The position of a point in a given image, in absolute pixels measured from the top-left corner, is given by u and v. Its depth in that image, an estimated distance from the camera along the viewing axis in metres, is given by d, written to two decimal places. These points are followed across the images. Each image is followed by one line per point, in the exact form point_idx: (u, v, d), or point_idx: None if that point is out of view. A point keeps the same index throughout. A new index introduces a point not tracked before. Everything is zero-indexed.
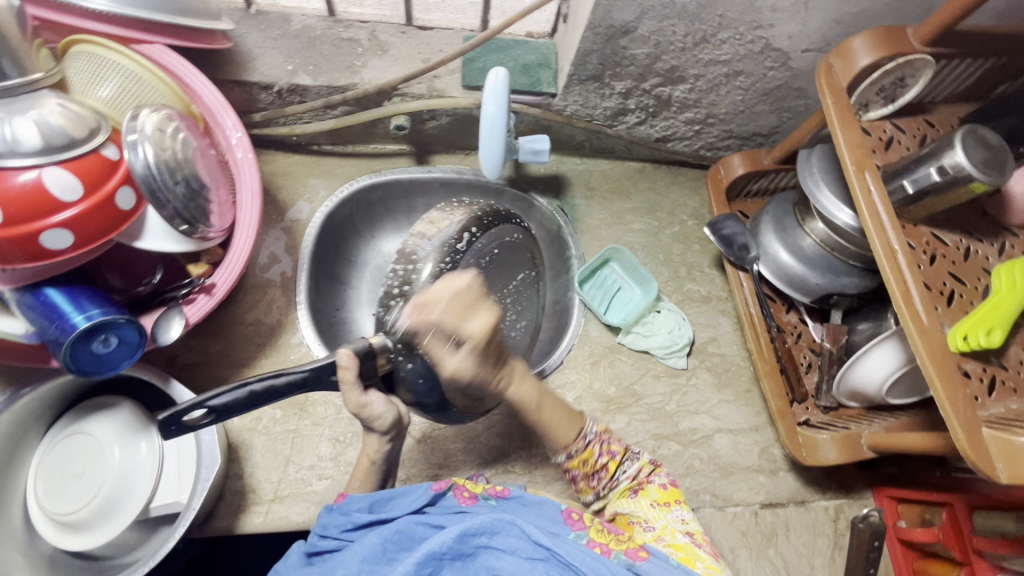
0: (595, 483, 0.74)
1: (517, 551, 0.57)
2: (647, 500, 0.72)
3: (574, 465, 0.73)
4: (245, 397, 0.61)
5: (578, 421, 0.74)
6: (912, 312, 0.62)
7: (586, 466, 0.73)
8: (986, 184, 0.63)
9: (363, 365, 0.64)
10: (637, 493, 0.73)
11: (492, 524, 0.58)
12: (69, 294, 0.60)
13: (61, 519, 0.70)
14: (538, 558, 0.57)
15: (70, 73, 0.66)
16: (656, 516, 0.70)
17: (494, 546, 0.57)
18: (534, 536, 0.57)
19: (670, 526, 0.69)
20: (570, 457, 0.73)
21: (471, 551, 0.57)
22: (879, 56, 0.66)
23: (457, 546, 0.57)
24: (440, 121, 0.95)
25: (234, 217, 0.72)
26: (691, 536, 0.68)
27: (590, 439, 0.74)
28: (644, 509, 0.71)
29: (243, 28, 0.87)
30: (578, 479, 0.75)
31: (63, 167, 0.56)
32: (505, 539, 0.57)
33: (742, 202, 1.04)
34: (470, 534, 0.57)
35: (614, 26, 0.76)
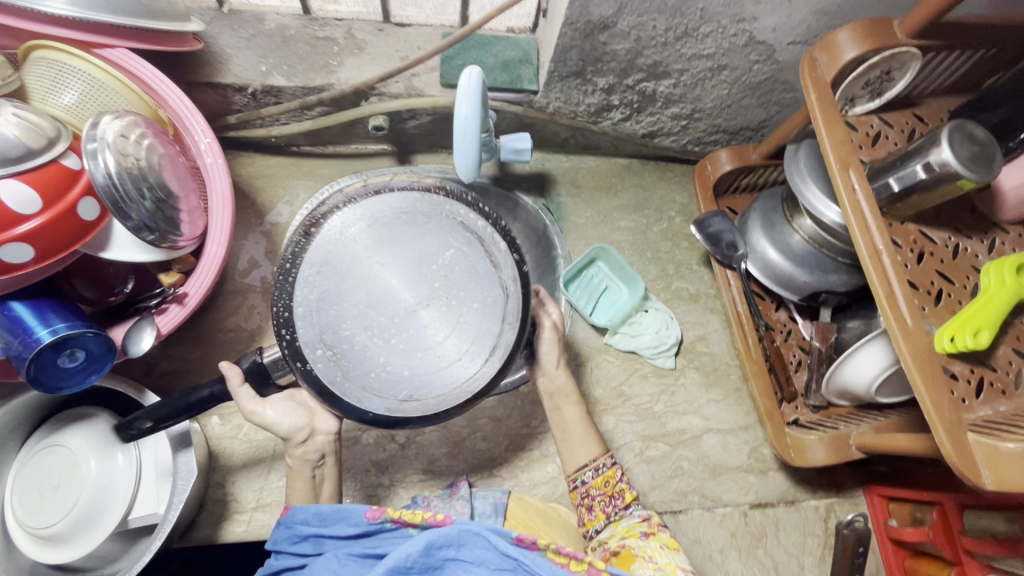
0: (609, 509, 0.74)
1: (485, 561, 0.56)
2: (657, 542, 0.68)
3: (597, 483, 0.74)
4: (169, 406, 0.66)
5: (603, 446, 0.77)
6: (896, 314, 0.60)
7: (605, 486, 0.74)
8: (975, 181, 0.61)
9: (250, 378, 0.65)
10: (647, 537, 0.69)
11: (458, 535, 0.56)
12: (35, 308, 0.59)
13: (37, 533, 0.69)
14: (506, 568, 0.55)
15: (30, 80, 0.64)
16: (661, 554, 0.67)
17: (462, 558, 0.56)
18: (501, 546, 0.55)
19: (673, 564, 0.66)
20: (596, 474, 0.74)
21: (438, 564, 0.56)
22: (864, 49, 0.63)
23: (423, 559, 0.55)
24: (420, 120, 0.93)
25: (206, 223, 0.71)
26: (691, 574, 0.65)
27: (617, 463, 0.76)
28: (649, 547, 0.68)
29: (215, 28, 0.85)
30: (592, 502, 0.74)
31: (19, 179, 0.54)
32: (472, 551, 0.56)
33: (730, 198, 1.02)
34: (436, 546, 0.56)
35: (593, 22, 0.74)
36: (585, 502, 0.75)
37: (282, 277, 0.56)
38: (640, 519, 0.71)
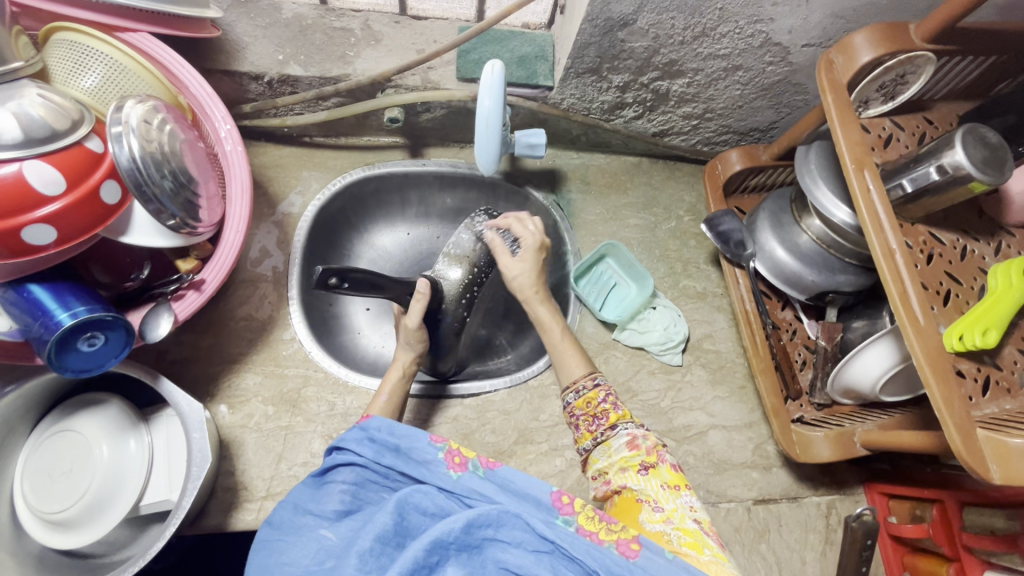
0: (593, 429, 0.74)
1: (522, 543, 0.55)
2: (658, 481, 0.67)
3: (579, 404, 0.76)
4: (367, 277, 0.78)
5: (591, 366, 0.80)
6: (909, 313, 0.62)
7: (589, 407, 0.75)
8: (986, 184, 0.63)
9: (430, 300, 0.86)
10: (647, 472, 0.68)
11: (497, 515, 0.56)
12: (54, 291, 0.59)
13: (48, 518, 0.69)
14: (544, 551, 0.55)
15: (51, 62, 0.63)
16: (666, 498, 0.65)
17: (501, 538, 0.55)
18: (538, 527, 0.56)
19: (680, 510, 0.64)
20: (579, 396, 0.76)
21: (477, 543, 0.55)
22: (881, 52, 0.64)
23: (463, 536, 0.55)
24: (435, 113, 0.93)
25: (223, 211, 0.71)
26: (699, 522, 0.63)
27: (601, 385, 0.77)
28: (655, 489, 0.66)
29: (233, 16, 0.85)
30: (579, 421, 0.76)
31: (44, 160, 0.54)
32: (511, 532, 0.56)
33: (739, 197, 1.04)
34: (477, 525, 0.55)
35: (613, 19, 0.74)
36: (574, 422, 0.77)
37: (452, 304, 0.92)
38: (636, 450, 0.70)
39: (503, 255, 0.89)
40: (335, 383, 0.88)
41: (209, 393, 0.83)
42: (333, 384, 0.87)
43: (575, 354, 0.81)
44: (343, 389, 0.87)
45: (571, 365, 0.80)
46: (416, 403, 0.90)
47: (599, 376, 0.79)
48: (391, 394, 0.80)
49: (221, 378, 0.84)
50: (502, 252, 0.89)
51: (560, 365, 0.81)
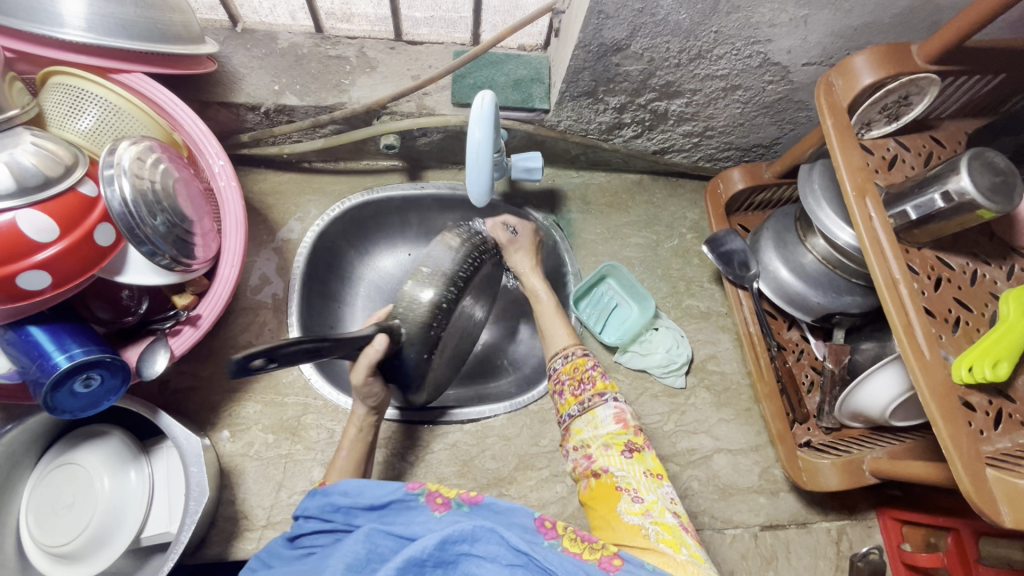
0: (578, 394, 0.76)
1: (498, 557, 0.52)
2: (641, 467, 0.68)
3: (566, 369, 0.78)
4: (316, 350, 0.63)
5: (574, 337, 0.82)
6: (915, 346, 0.59)
7: (574, 372, 0.77)
8: (994, 211, 0.61)
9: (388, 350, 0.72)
10: (630, 454, 0.69)
11: (472, 530, 0.53)
12: (51, 332, 0.60)
13: (50, 551, 0.70)
14: (518, 564, 0.51)
15: (47, 107, 0.65)
16: (647, 489, 0.65)
17: (476, 553, 0.52)
18: (513, 540, 0.52)
19: (659, 502, 0.64)
20: (565, 361, 0.79)
21: (452, 559, 0.52)
22: (881, 75, 0.63)
23: (437, 553, 0.52)
24: (431, 138, 0.93)
25: (218, 245, 0.72)
26: (678, 517, 0.63)
27: (589, 354, 0.79)
28: (637, 477, 0.66)
29: (230, 47, 0.86)
30: (563, 386, 0.78)
31: (37, 208, 0.55)
32: (486, 547, 0.52)
33: (742, 215, 1.02)
34: (452, 541, 0.52)
35: (606, 44, 0.74)
36: (557, 389, 0.79)
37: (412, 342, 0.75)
38: (623, 428, 0.71)
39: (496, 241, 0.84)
40: (334, 410, 0.87)
41: (209, 422, 0.84)
42: (332, 412, 0.87)
43: (560, 324, 0.85)
44: (342, 417, 0.87)
45: (557, 334, 0.84)
46: (416, 429, 0.90)
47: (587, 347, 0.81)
48: (350, 450, 0.76)
49: (222, 407, 0.85)
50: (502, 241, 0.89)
51: (546, 337, 0.85)
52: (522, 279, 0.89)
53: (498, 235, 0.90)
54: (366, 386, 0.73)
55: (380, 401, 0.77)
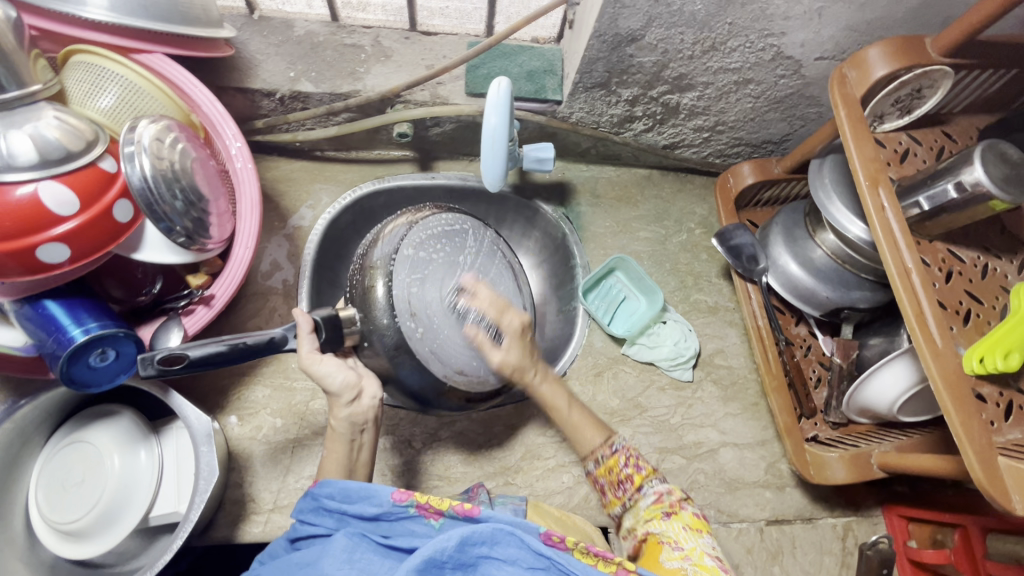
0: (620, 495, 0.72)
1: (518, 560, 0.53)
2: (680, 523, 0.66)
3: (602, 472, 0.73)
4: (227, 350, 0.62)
5: (607, 431, 0.75)
6: (927, 334, 0.60)
7: (611, 473, 0.73)
8: (1007, 202, 0.61)
9: (322, 324, 0.67)
10: (670, 517, 0.68)
11: (492, 533, 0.53)
12: (68, 307, 0.61)
13: (60, 528, 0.70)
14: (539, 568, 0.52)
15: (69, 83, 0.65)
16: (686, 538, 0.65)
17: (495, 556, 0.53)
18: (533, 545, 0.53)
19: (699, 548, 0.64)
20: (599, 463, 0.74)
21: (471, 561, 0.52)
22: (895, 67, 0.63)
23: (457, 555, 0.52)
24: (444, 128, 0.93)
25: (234, 227, 0.72)
26: (718, 561, 0.63)
27: (619, 449, 0.74)
28: (676, 531, 0.66)
29: (246, 34, 0.87)
30: (603, 488, 0.74)
31: (59, 181, 0.56)
32: (506, 549, 0.53)
33: (750, 211, 1.02)
34: (472, 542, 0.52)
35: (621, 34, 0.74)
36: (599, 488, 0.75)
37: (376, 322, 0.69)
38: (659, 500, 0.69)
39: (487, 352, 0.73)
40: None
41: (219, 405, 0.84)
42: None
43: (588, 422, 0.76)
44: None
45: (586, 435, 0.75)
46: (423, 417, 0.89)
47: (618, 440, 0.75)
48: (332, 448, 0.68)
49: (232, 390, 0.85)
50: (487, 347, 0.73)
51: (574, 439, 0.76)
52: (527, 373, 0.76)
53: (483, 344, 0.73)
54: (315, 364, 0.66)
55: (343, 384, 0.66)
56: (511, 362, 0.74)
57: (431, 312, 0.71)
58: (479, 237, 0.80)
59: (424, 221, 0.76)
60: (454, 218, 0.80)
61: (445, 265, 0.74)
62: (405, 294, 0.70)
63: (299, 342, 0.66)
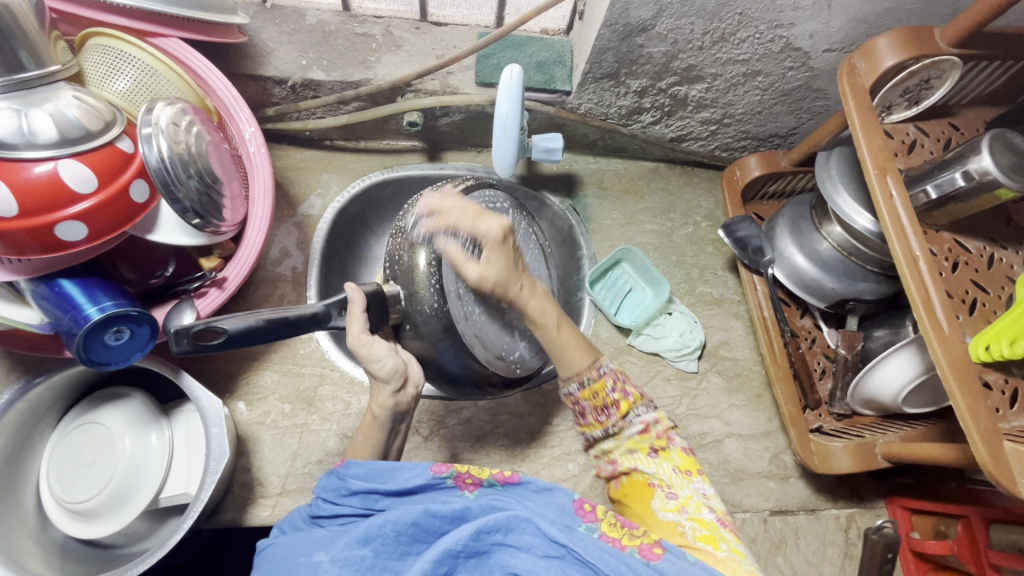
0: (603, 420, 0.69)
1: (533, 548, 0.52)
2: (670, 465, 0.66)
3: (585, 396, 0.69)
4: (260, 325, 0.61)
5: (593, 351, 0.71)
6: (933, 321, 0.60)
7: (595, 398, 0.69)
8: (1014, 190, 0.62)
9: (372, 304, 0.67)
10: (658, 455, 0.67)
11: (507, 521, 0.53)
12: (83, 286, 0.61)
13: (71, 508, 0.71)
14: (554, 556, 0.52)
15: (86, 66, 0.66)
16: (679, 484, 0.64)
17: (510, 543, 0.52)
18: (551, 532, 0.52)
19: (694, 498, 0.62)
20: (582, 387, 0.69)
21: (485, 548, 0.52)
22: (904, 57, 0.63)
23: (471, 543, 0.52)
24: (453, 118, 0.94)
25: (246, 211, 0.73)
26: (716, 512, 0.61)
27: (606, 372, 0.70)
28: (667, 473, 0.65)
29: (259, 22, 0.87)
30: (585, 412, 0.70)
31: (78, 159, 0.56)
32: (521, 537, 0.52)
33: (756, 204, 1.02)
34: (486, 531, 0.52)
35: (631, 24, 0.75)
36: (578, 411, 0.72)
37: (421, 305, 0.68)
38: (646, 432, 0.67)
39: (466, 267, 0.66)
40: (350, 383, 0.88)
41: (228, 389, 0.85)
42: (347, 385, 0.88)
43: (576, 341, 0.70)
44: (358, 390, 0.88)
45: (573, 355, 0.70)
46: (431, 404, 0.90)
47: (603, 361, 0.71)
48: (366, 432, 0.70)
49: (241, 375, 0.86)
50: (463, 261, 0.67)
51: (558, 359, 0.70)
52: (512, 287, 0.68)
53: (457, 259, 0.67)
54: (365, 346, 0.65)
55: (391, 370, 0.67)
56: (492, 275, 0.67)
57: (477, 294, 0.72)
58: (518, 219, 0.84)
59: (470, 196, 0.76)
60: (494, 196, 0.80)
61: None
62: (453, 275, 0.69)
63: (351, 322, 0.66)
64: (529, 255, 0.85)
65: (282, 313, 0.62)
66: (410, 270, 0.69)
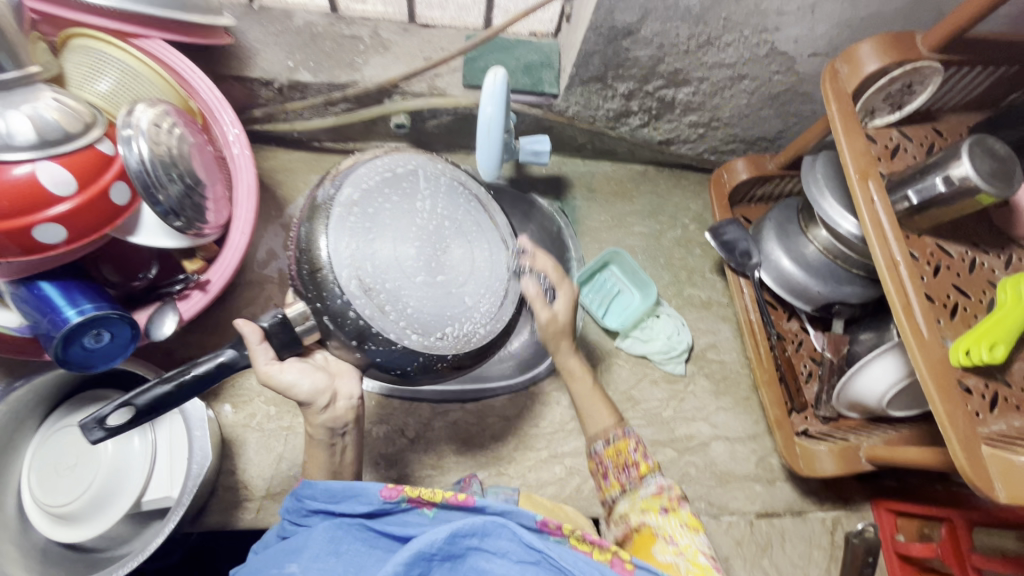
0: (621, 479, 0.72)
1: (508, 553, 0.53)
2: (676, 520, 0.65)
3: (608, 454, 0.75)
4: (170, 391, 0.58)
5: (616, 417, 0.78)
6: (913, 325, 0.61)
7: (617, 456, 0.74)
8: (994, 196, 0.62)
9: (273, 334, 0.61)
10: (666, 512, 0.66)
11: (483, 525, 0.53)
12: (63, 288, 0.61)
13: (55, 512, 0.71)
14: (529, 562, 0.53)
15: (68, 67, 0.66)
16: (682, 534, 0.64)
17: (485, 548, 0.53)
18: (526, 537, 0.53)
19: (694, 545, 0.63)
20: (607, 444, 0.75)
21: (460, 553, 0.52)
22: (886, 62, 0.64)
23: (446, 547, 0.52)
24: (441, 120, 0.94)
25: (230, 213, 0.73)
26: (712, 559, 0.61)
27: (630, 434, 0.76)
28: (672, 526, 0.65)
29: (245, 23, 0.87)
30: (607, 471, 0.74)
31: (56, 162, 0.56)
32: (496, 542, 0.53)
33: (744, 207, 1.03)
34: (461, 534, 0.52)
35: (617, 27, 0.75)
36: (600, 471, 0.76)
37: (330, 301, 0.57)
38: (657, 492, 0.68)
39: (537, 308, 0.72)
40: None
41: (213, 391, 0.85)
42: None
43: (602, 402, 0.79)
44: None
45: (597, 414, 0.78)
46: (417, 406, 0.90)
47: (629, 426, 0.77)
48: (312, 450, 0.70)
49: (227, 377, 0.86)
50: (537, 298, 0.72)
51: (584, 416, 0.79)
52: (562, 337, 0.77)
53: (533, 305, 0.72)
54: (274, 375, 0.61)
55: (312, 391, 0.64)
56: (558, 321, 0.75)
57: (387, 276, 0.57)
58: (431, 176, 0.64)
59: (365, 166, 0.61)
60: (395, 160, 0.63)
61: (399, 216, 0.59)
62: (352, 262, 0.56)
63: (251, 356, 0.61)
64: (458, 212, 0.63)
65: (189, 369, 0.59)
66: (314, 277, 0.57)
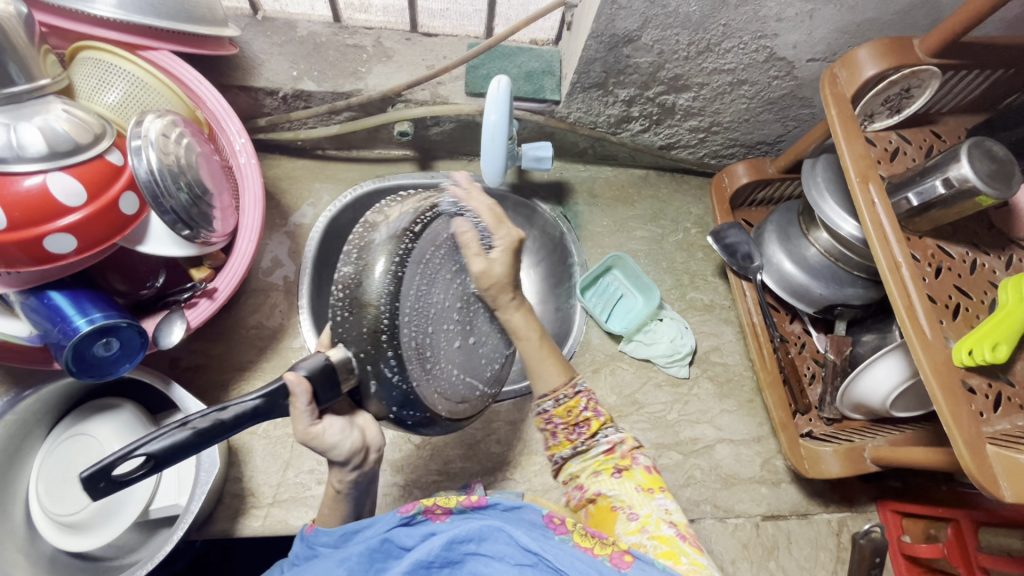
0: (573, 438, 0.69)
1: (506, 557, 0.53)
2: (631, 484, 0.65)
3: (558, 413, 0.69)
4: (191, 438, 0.51)
5: (568, 370, 0.71)
6: (916, 327, 0.61)
7: (568, 415, 0.69)
8: (993, 198, 0.63)
9: (317, 388, 0.56)
10: (620, 475, 0.66)
11: (479, 529, 0.54)
12: (73, 298, 0.61)
13: (64, 520, 0.71)
14: (526, 564, 0.52)
15: (77, 80, 0.67)
16: (640, 502, 0.64)
17: (483, 553, 0.53)
18: (522, 540, 0.53)
19: (654, 515, 0.62)
20: (557, 404, 0.69)
21: (459, 558, 0.53)
22: (884, 67, 0.65)
23: (444, 553, 0.53)
24: (443, 127, 0.95)
25: (236, 222, 0.73)
26: (676, 528, 0.61)
27: (580, 391, 0.70)
28: (630, 494, 0.64)
29: (250, 34, 0.88)
30: (556, 430, 0.70)
31: (66, 172, 0.57)
32: (494, 545, 0.53)
33: (746, 211, 1.03)
34: (459, 540, 0.53)
35: (618, 35, 0.76)
36: (549, 430, 0.71)
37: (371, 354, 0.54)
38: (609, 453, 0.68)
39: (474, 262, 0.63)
40: None
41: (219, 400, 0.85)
42: None
43: (553, 359, 0.70)
44: None
45: (547, 373, 0.70)
46: None
47: (579, 382, 0.71)
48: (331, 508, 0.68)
49: (232, 386, 0.84)
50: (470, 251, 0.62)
51: (535, 373, 0.71)
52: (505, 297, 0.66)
53: (468, 251, 0.62)
54: (314, 435, 0.58)
55: (349, 451, 0.61)
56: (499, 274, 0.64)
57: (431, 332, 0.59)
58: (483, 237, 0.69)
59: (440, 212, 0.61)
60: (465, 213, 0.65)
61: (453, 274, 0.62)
62: (410, 311, 0.56)
63: (296, 415, 0.57)
64: None
65: (216, 413, 0.52)
66: (373, 334, 0.54)
